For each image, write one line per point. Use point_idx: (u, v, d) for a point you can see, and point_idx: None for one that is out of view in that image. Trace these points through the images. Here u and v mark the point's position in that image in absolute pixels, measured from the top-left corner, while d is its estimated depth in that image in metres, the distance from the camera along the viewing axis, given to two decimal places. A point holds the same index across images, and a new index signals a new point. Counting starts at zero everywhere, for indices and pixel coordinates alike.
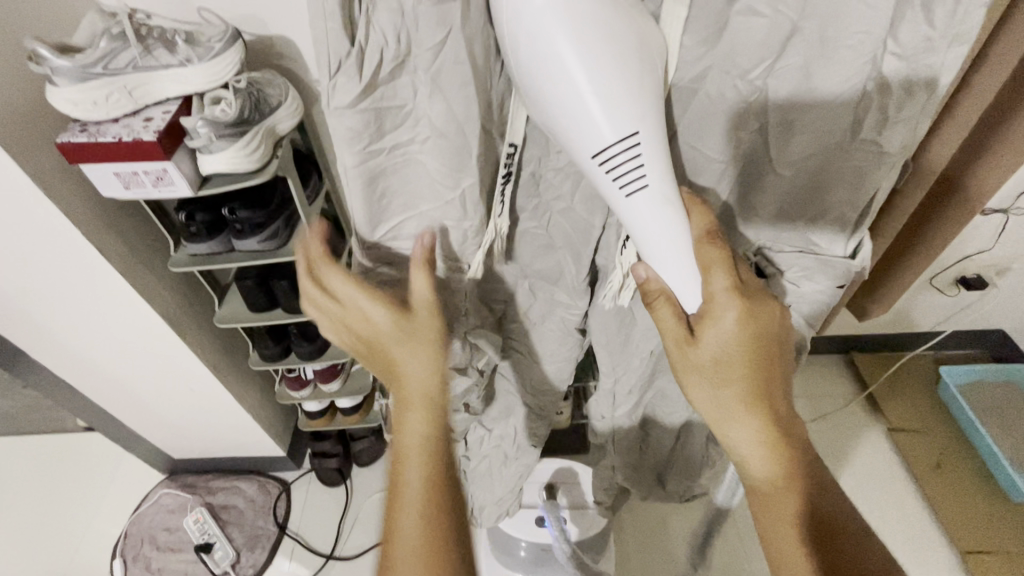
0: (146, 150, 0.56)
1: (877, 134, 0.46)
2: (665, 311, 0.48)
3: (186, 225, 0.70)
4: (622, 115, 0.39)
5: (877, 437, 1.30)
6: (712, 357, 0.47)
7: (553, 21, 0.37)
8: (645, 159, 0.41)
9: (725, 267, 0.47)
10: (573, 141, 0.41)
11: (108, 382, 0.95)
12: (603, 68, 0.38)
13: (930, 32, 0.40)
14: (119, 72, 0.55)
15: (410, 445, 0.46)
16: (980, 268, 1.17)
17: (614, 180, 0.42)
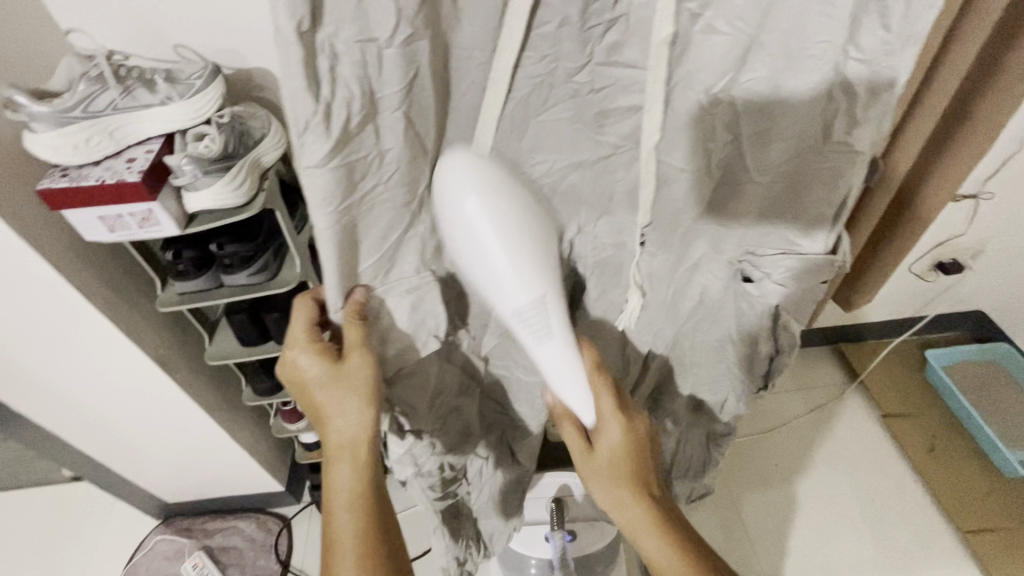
0: (131, 192, 0.55)
1: (847, 136, 0.47)
2: (568, 427, 0.57)
3: (174, 263, 0.69)
4: (530, 283, 0.42)
5: (873, 424, 1.32)
6: (604, 467, 0.56)
7: (470, 215, 0.40)
8: (552, 313, 0.45)
9: (610, 391, 0.52)
10: (494, 302, 0.44)
11: (97, 429, 0.92)
12: (518, 250, 0.41)
13: (887, 35, 0.41)
14: (99, 114, 0.54)
15: (343, 496, 0.52)
16: (955, 252, 1.21)
17: (529, 333, 0.45)
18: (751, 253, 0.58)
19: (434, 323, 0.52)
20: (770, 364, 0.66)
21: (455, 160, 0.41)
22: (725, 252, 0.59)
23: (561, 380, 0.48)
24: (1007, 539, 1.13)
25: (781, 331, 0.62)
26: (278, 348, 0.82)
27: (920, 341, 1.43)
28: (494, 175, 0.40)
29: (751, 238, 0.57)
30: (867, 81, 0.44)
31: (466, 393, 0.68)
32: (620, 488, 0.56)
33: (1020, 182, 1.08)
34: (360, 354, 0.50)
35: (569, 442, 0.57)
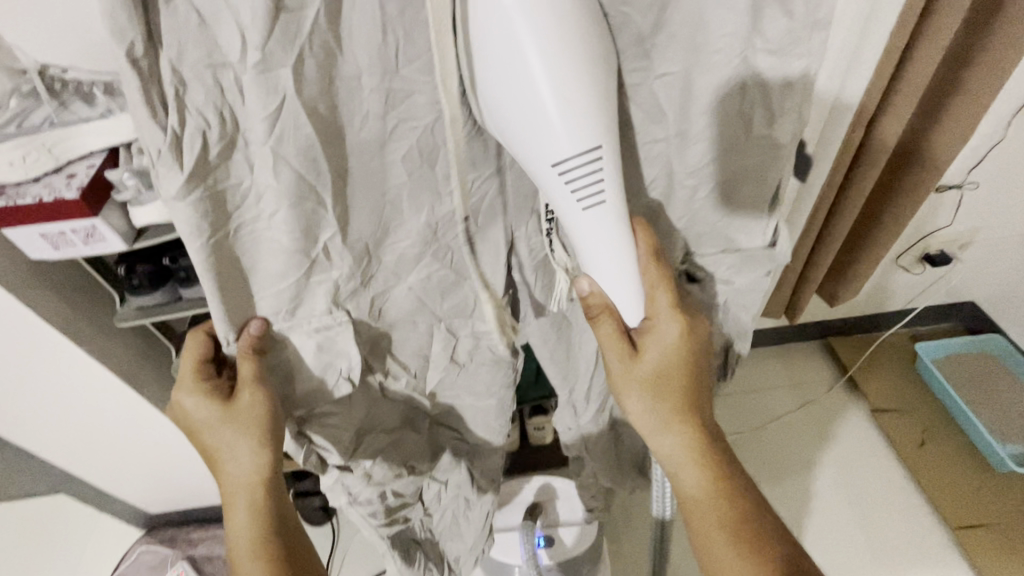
0: (69, 209, 0.54)
1: (769, 128, 0.48)
2: (607, 323, 0.51)
3: (128, 277, 0.68)
4: (580, 130, 0.39)
5: (862, 419, 1.30)
6: (651, 366, 0.53)
7: (516, 9, 0.35)
8: (602, 168, 0.42)
9: (667, 287, 0.51)
10: (527, 149, 0.40)
11: (67, 444, 0.91)
12: (555, 48, 0.36)
13: (791, 23, 0.42)
14: (35, 130, 0.53)
15: (240, 537, 0.51)
16: (943, 243, 1.19)
17: (570, 189, 0.42)
18: (692, 252, 0.57)
19: (345, 364, 0.54)
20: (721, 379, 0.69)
21: None
22: (667, 259, 0.58)
23: (602, 265, 0.47)
24: (998, 535, 1.11)
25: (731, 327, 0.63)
26: None
27: (911, 334, 1.41)
28: None
29: (688, 242, 0.57)
30: (778, 76, 0.45)
31: (408, 423, 0.70)
32: (654, 387, 0.54)
33: (1004, 171, 1.06)
34: (247, 387, 0.51)
35: (608, 360, 0.53)
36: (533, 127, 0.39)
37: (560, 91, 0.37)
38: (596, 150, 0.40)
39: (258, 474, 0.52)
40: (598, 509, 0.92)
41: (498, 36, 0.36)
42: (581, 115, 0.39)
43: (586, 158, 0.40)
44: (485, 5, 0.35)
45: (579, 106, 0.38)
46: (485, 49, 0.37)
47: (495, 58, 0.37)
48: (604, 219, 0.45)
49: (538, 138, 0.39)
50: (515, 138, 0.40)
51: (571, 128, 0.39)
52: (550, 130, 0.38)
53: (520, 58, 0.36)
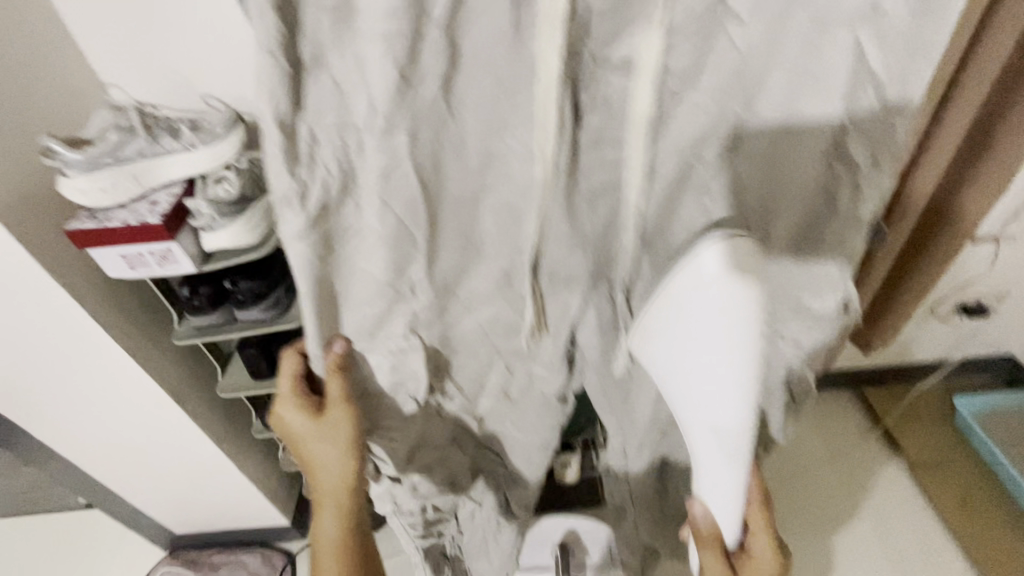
0: (151, 233, 0.59)
1: (854, 200, 0.53)
2: (710, 554, 0.57)
3: (190, 298, 0.72)
4: (738, 410, 0.47)
5: (899, 474, 1.26)
6: (763, 572, 0.58)
7: (732, 323, 0.43)
8: (747, 435, 0.49)
9: (715, 551, 0.57)
10: (703, 412, 0.49)
11: (110, 458, 0.94)
12: (748, 367, 0.45)
13: (874, 99, 0.47)
14: (127, 160, 0.58)
15: (326, 530, 0.59)
16: (979, 294, 1.17)
17: (719, 447, 0.50)
18: (764, 314, 0.63)
19: (413, 385, 0.59)
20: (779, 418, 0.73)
21: (718, 260, 0.43)
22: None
23: (718, 468, 0.52)
24: None
25: (799, 376, 0.69)
26: None
27: (950, 388, 1.36)
28: (754, 300, 0.43)
29: (763, 300, 0.61)
30: (867, 152, 0.50)
31: (455, 443, 0.70)
32: (774, 567, 0.59)
33: None
34: (336, 402, 0.56)
35: (745, 570, 0.59)
36: (709, 401, 0.48)
37: (733, 393, 0.46)
38: (743, 430, 0.48)
39: (344, 482, 0.59)
40: (627, 553, 0.90)
41: (680, 395, 0.51)
42: (742, 401, 0.46)
43: (739, 431, 0.48)
44: (642, 329, 0.53)
45: (742, 400, 0.46)
46: (653, 359, 0.53)
47: (697, 369, 0.47)
48: (729, 465, 0.51)
49: (709, 412, 0.48)
50: (682, 399, 0.49)
51: (730, 409, 0.47)
52: (717, 409, 0.47)
53: (681, 379, 0.50)
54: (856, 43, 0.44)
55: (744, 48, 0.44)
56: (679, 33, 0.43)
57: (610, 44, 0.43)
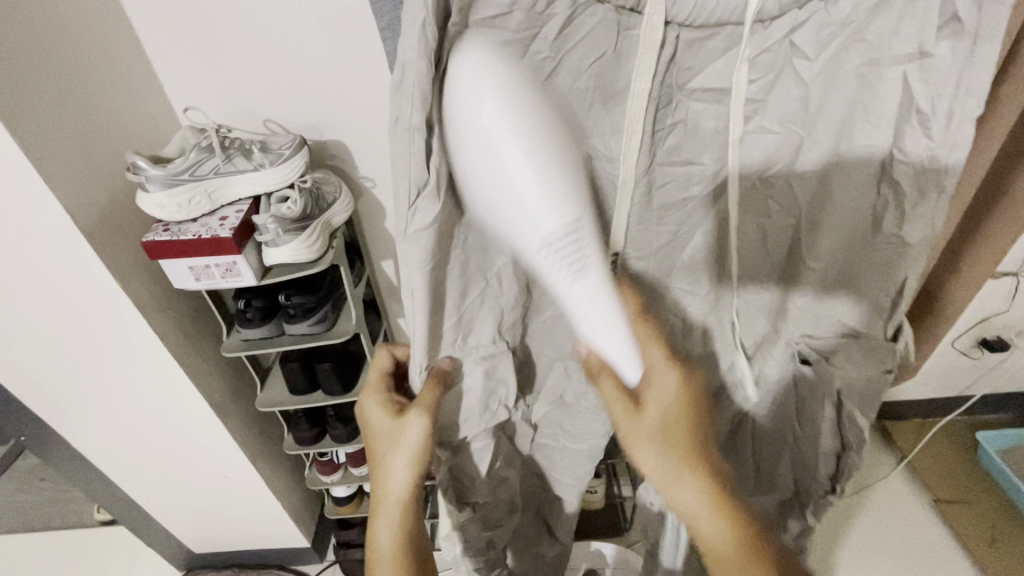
0: (220, 246, 0.62)
1: (897, 227, 0.52)
2: (609, 383, 0.51)
3: (242, 311, 0.74)
4: (557, 207, 0.35)
5: (924, 510, 1.24)
6: (655, 423, 0.51)
7: (490, 113, 0.32)
8: (586, 243, 0.38)
9: (612, 378, 0.51)
10: (511, 235, 0.36)
11: (142, 472, 0.94)
12: (535, 155, 0.33)
13: (930, 141, 0.46)
14: (203, 177, 0.62)
15: (383, 536, 0.58)
16: (999, 329, 1.19)
17: (560, 270, 0.38)
18: (809, 336, 0.62)
19: (504, 391, 0.58)
20: (838, 465, 0.67)
21: (470, 56, 0.34)
22: (784, 334, 0.64)
23: (606, 339, 0.44)
24: None
25: (847, 424, 0.63)
26: (325, 397, 0.85)
27: (970, 423, 1.37)
28: (511, 77, 0.33)
29: (808, 321, 0.62)
30: (914, 178, 0.48)
31: (513, 460, 0.70)
32: (664, 443, 0.52)
33: None
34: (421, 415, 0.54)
35: (613, 413, 0.52)
36: (508, 214, 0.35)
37: (533, 154, 0.33)
38: (573, 226, 0.36)
39: (402, 488, 0.57)
40: None
41: (495, 204, 0.35)
42: (559, 193, 0.35)
43: (567, 233, 0.36)
44: (462, 109, 0.33)
45: (555, 177, 0.35)
46: (469, 153, 0.34)
47: (484, 180, 0.34)
48: (595, 293, 0.41)
49: (514, 221, 0.35)
50: (498, 217, 0.36)
51: (550, 200, 0.35)
52: (523, 212, 0.35)
53: (496, 149, 0.33)
54: (908, 81, 0.44)
55: (814, 77, 0.46)
56: (758, 66, 0.46)
57: (692, 73, 0.46)
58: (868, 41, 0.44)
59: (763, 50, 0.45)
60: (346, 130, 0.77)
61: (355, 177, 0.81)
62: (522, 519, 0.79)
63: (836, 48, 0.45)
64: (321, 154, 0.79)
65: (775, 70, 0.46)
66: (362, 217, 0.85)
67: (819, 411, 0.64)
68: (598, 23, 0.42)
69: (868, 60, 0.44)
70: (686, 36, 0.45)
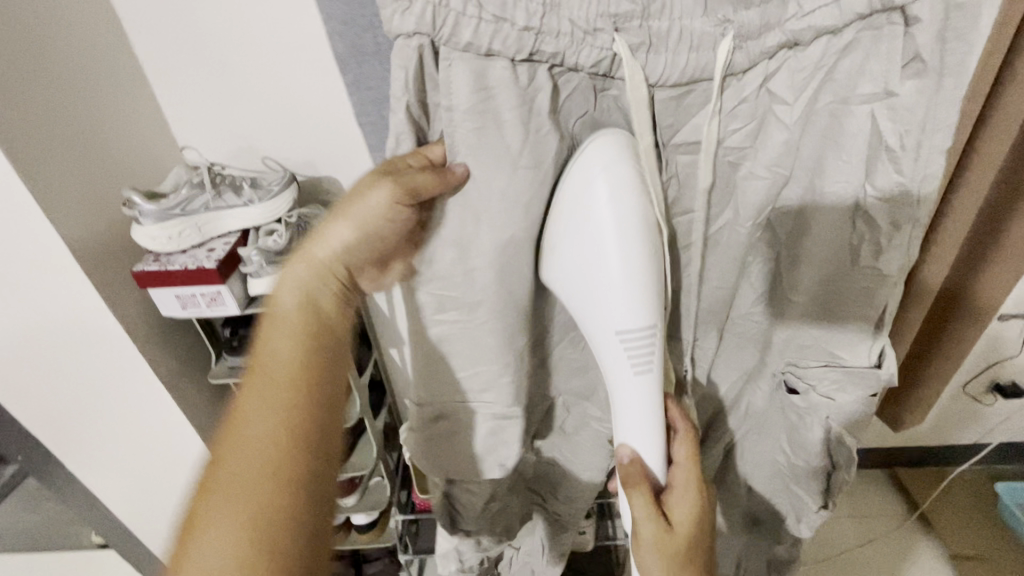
0: (205, 276, 0.65)
1: (873, 258, 0.53)
2: (638, 497, 0.53)
3: (229, 339, 0.77)
4: (642, 310, 0.47)
5: (939, 566, 1.17)
6: (680, 534, 0.55)
7: (608, 209, 0.44)
8: (654, 346, 0.49)
9: (646, 493, 0.53)
10: (597, 315, 0.48)
11: (130, 498, 0.95)
12: (636, 254, 0.45)
13: (903, 177, 0.48)
14: (193, 213, 0.65)
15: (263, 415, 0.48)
16: (1012, 374, 1.14)
17: (630, 360, 0.49)
18: (794, 363, 0.62)
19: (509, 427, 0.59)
20: (829, 481, 0.67)
21: (606, 146, 0.45)
22: (772, 360, 0.64)
23: (639, 429, 0.52)
24: None
25: (838, 446, 0.63)
26: None
27: (987, 474, 1.30)
28: (630, 166, 0.45)
29: (793, 351, 0.62)
30: (888, 214, 0.50)
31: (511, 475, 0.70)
32: (676, 559, 0.55)
33: None
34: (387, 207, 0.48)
35: (642, 528, 0.54)
36: (592, 299, 0.47)
37: (628, 251, 0.45)
38: (648, 331, 0.48)
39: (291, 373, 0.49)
40: None
41: (594, 288, 0.47)
42: (644, 294, 0.47)
43: (643, 333, 0.48)
44: (581, 181, 0.45)
45: (641, 268, 0.46)
46: (572, 237, 0.46)
47: (586, 275, 0.47)
48: (646, 390, 0.51)
49: (600, 302, 0.47)
50: (583, 298, 0.48)
51: (639, 305, 0.47)
52: (611, 303, 0.47)
53: (601, 240, 0.45)
54: (877, 118, 0.46)
55: (797, 121, 0.48)
56: (738, 116, 0.48)
57: (675, 129, 0.48)
58: (837, 81, 0.46)
59: (740, 100, 0.47)
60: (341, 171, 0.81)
61: None
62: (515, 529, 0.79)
63: (815, 87, 0.46)
64: (315, 190, 0.83)
65: (758, 119, 0.48)
66: None
67: (809, 437, 0.64)
68: (576, 88, 0.45)
69: (838, 99, 0.46)
70: (664, 95, 0.47)
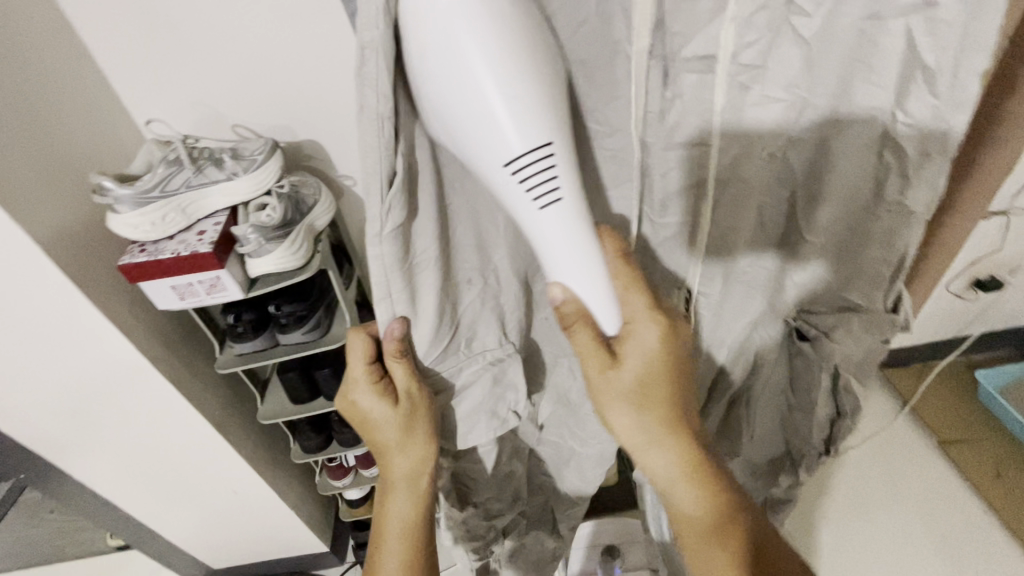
0: (201, 261, 0.59)
1: (901, 196, 0.49)
2: (583, 333, 0.45)
3: (233, 326, 0.72)
4: (531, 124, 0.35)
5: (929, 452, 1.26)
6: (635, 374, 0.48)
7: (467, 35, 0.32)
8: (557, 164, 0.38)
9: (591, 326, 0.45)
10: (477, 153, 0.36)
11: (153, 497, 0.93)
12: (512, 75, 0.34)
13: (936, 103, 0.43)
14: (175, 193, 0.59)
15: (392, 525, 0.58)
16: (992, 268, 1.19)
17: (525, 189, 0.38)
18: (805, 312, 0.61)
19: (513, 398, 0.56)
20: (832, 430, 0.68)
21: None
22: (781, 311, 0.62)
23: (575, 267, 0.42)
24: None
25: (843, 393, 0.63)
26: (326, 404, 0.84)
27: (968, 362, 1.39)
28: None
29: (805, 295, 0.60)
30: (918, 141, 0.46)
31: (517, 455, 0.69)
32: (643, 397, 0.49)
33: None
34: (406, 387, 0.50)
35: (588, 371, 0.48)
36: (480, 123, 0.35)
37: (504, 77, 0.34)
38: (548, 147, 0.37)
39: (405, 517, 0.58)
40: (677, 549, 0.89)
41: (466, 110, 0.34)
42: (528, 106, 0.35)
43: (540, 156, 0.37)
44: (417, 6, 0.32)
45: (528, 96, 0.35)
46: (426, 35, 0.32)
47: (445, 74, 0.33)
48: (565, 220, 0.40)
49: (483, 137, 0.35)
50: (455, 129, 0.36)
51: (522, 123, 0.35)
52: (495, 128, 0.35)
53: (457, 43, 0.32)
54: (912, 32, 0.40)
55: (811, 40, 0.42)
56: (754, 27, 0.41)
57: (686, 40, 0.41)
58: None
59: (760, 6, 0.40)
60: (321, 135, 0.74)
61: (334, 175, 0.78)
62: (528, 505, 0.79)
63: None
64: (296, 157, 0.76)
65: (773, 31, 0.41)
66: (345, 218, 0.83)
67: (815, 391, 0.65)
68: None
69: (866, 13, 0.40)
70: None
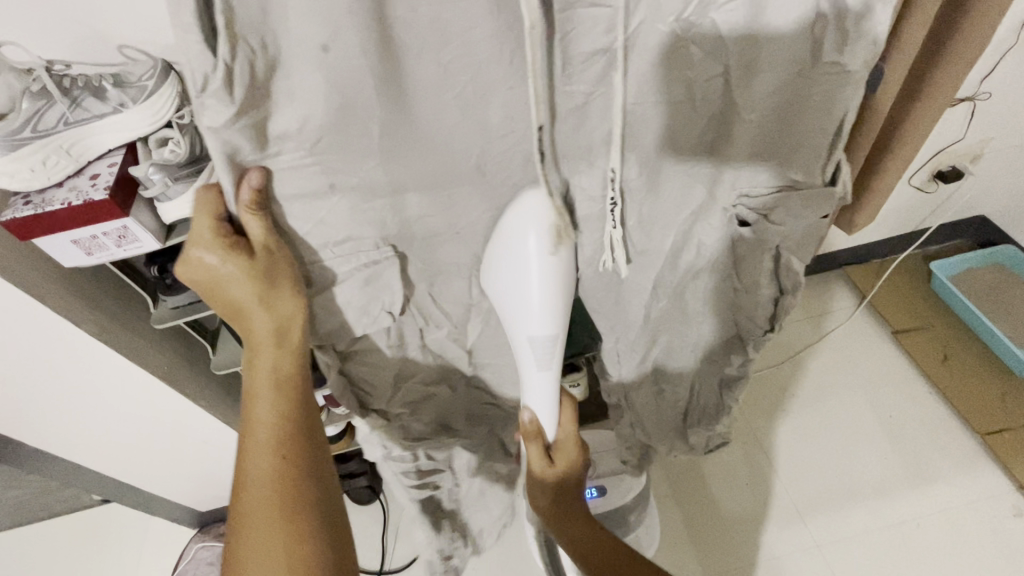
0: (100, 211, 0.53)
1: (838, 53, 0.46)
2: (533, 446, 0.57)
3: (161, 278, 0.67)
4: (550, 310, 0.50)
5: (885, 342, 1.31)
6: (557, 469, 0.58)
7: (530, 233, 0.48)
8: (557, 341, 0.52)
9: (537, 440, 0.56)
10: (510, 320, 0.52)
11: (119, 452, 0.90)
12: (553, 265, 0.49)
13: None
14: (51, 131, 0.51)
15: (261, 388, 0.49)
16: (954, 159, 1.18)
17: (535, 359, 0.52)
18: (746, 195, 0.56)
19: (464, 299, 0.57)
20: (775, 310, 0.64)
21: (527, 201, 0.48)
22: (722, 200, 0.57)
23: (537, 393, 0.54)
24: None
25: (785, 274, 0.60)
26: None
27: (925, 255, 1.42)
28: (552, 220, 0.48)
29: (744, 180, 0.55)
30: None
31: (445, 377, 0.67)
32: (558, 487, 0.60)
33: (1015, 76, 1.04)
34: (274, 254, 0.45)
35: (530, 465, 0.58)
36: (521, 307, 0.50)
37: (547, 298, 0.49)
38: (552, 339, 0.51)
39: (275, 388, 0.49)
40: (630, 454, 0.90)
41: (507, 305, 0.51)
42: (551, 307, 0.50)
43: (550, 336, 0.51)
44: (511, 239, 0.48)
45: (556, 302, 0.50)
46: (504, 272, 0.50)
47: (506, 285, 0.50)
48: (545, 372, 0.53)
49: (520, 319, 0.51)
50: (505, 312, 0.52)
51: (545, 316, 0.50)
52: (532, 314, 0.50)
53: (524, 272, 0.48)
54: None
55: None
56: None
57: None
58: None
59: None
60: None
61: None
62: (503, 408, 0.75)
63: None
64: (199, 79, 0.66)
65: None
66: None
67: (758, 275, 0.60)
68: None
69: None
70: None
